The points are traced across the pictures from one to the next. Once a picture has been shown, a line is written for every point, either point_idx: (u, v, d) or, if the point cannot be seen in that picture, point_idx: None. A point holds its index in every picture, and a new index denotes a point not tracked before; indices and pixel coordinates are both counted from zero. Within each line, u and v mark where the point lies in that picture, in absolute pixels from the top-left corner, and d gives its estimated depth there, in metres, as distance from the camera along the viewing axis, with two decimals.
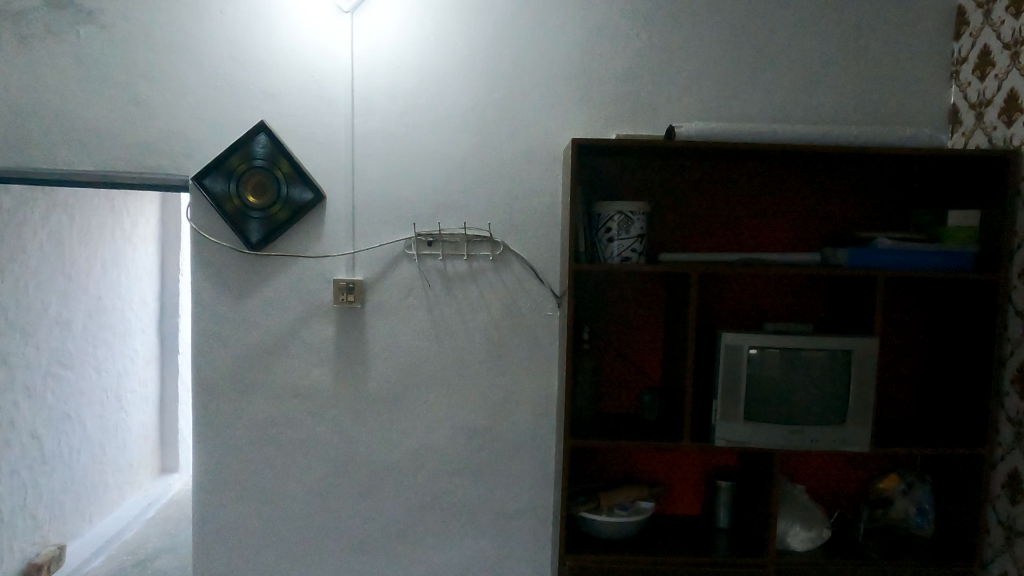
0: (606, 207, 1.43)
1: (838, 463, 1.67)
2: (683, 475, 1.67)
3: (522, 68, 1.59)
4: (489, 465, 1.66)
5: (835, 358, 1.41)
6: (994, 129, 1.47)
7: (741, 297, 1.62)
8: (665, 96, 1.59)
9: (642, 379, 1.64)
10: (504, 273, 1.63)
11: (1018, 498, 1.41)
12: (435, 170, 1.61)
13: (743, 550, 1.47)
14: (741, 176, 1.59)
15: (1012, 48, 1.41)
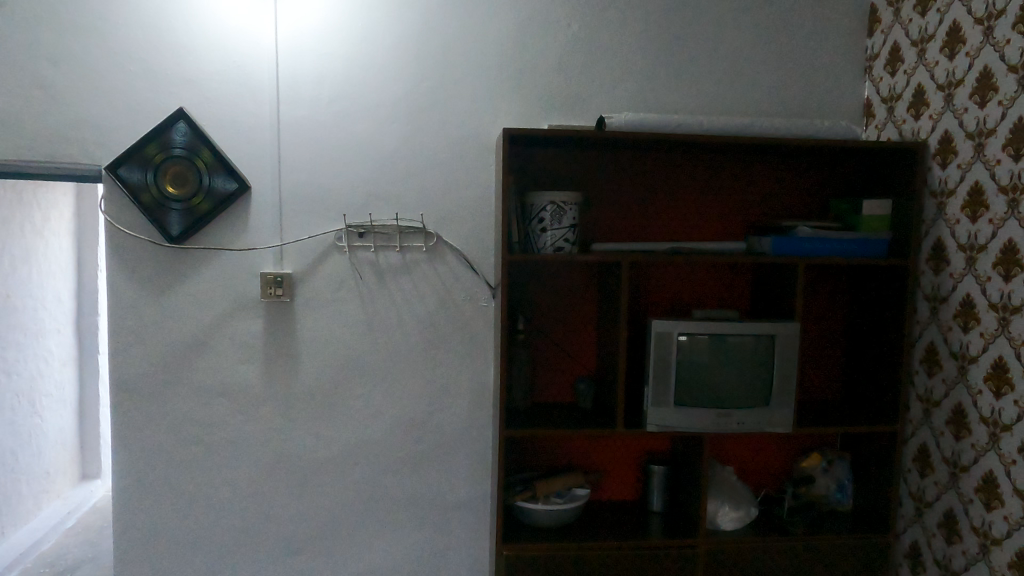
0: (538, 197, 1.43)
1: (765, 445, 1.73)
2: (618, 461, 1.70)
3: (453, 57, 1.57)
4: (426, 458, 1.65)
5: (760, 343, 1.46)
6: (904, 122, 1.55)
7: (671, 285, 1.65)
8: (596, 87, 1.61)
9: (576, 368, 1.65)
10: (437, 265, 1.61)
11: (926, 471, 1.49)
12: (366, 159, 1.58)
13: (676, 532, 1.51)
14: (670, 166, 1.62)
15: (919, 45, 1.49)
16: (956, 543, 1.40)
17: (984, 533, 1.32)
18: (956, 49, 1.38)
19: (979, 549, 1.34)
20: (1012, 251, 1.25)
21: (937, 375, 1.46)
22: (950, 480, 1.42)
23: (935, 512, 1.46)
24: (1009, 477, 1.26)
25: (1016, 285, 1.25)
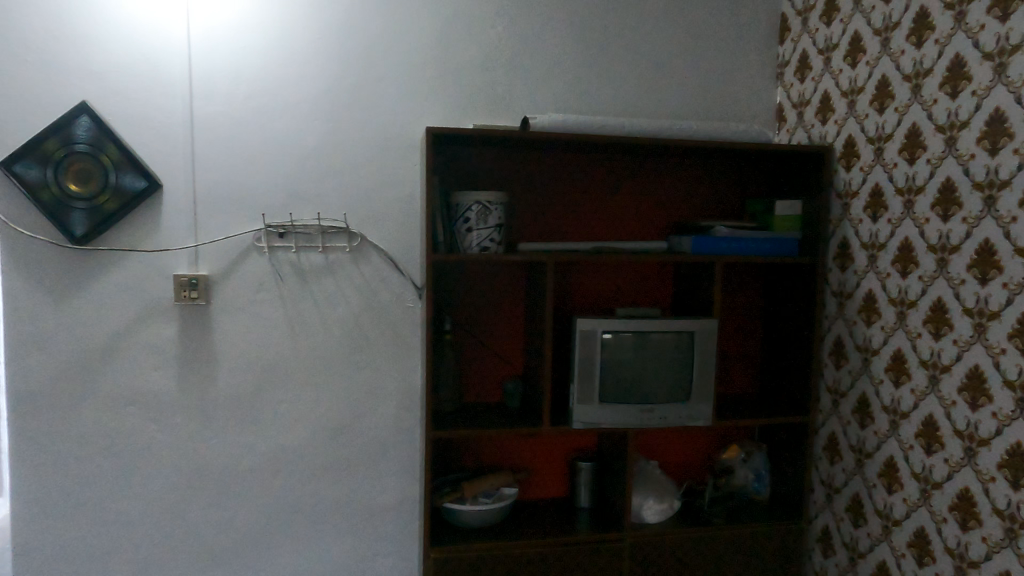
0: (464, 196, 1.43)
1: (687, 439, 1.77)
2: (547, 459, 1.71)
3: (377, 54, 1.55)
4: (352, 462, 1.61)
5: (681, 340, 1.50)
6: (812, 126, 1.63)
7: (596, 284, 1.68)
8: (521, 89, 1.62)
9: (504, 367, 1.66)
10: (362, 265, 1.58)
11: (835, 458, 1.57)
12: (286, 157, 1.53)
13: (603, 527, 1.54)
14: (596, 166, 1.65)
15: (826, 53, 1.58)
16: (862, 526, 1.48)
17: (886, 515, 1.41)
18: (858, 59, 1.48)
19: (882, 530, 1.42)
20: (909, 249, 1.34)
21: (844, 367, 1.54)
22: (856, 466, 1.50)
23: (843, 498, 1.54)
24: (908, 461, 1.35)
25: (912, 281, 1.34)
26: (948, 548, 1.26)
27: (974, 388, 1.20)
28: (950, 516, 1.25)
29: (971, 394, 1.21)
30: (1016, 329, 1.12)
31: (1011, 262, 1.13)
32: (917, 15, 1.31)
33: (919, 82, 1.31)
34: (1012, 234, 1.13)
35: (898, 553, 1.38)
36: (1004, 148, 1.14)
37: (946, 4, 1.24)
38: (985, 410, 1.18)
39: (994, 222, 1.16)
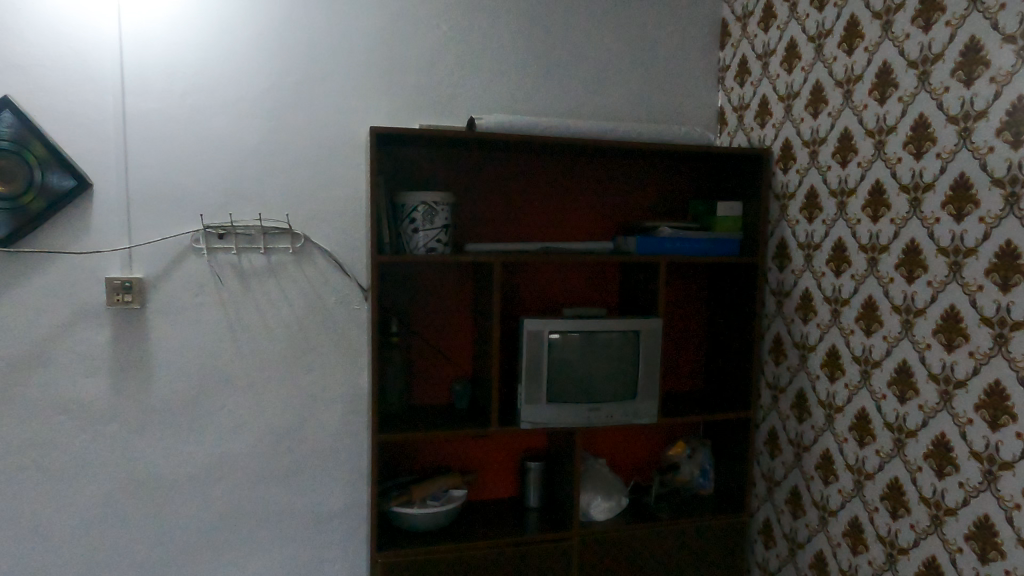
0: (410, 197, 1.42)
1: (634, 437, 1.79)
2: (496, 459, 1.71)
3: (319, 52, 1.52)
4: (297, 468, 1.58)
5: (627, 339, 1.52)
6: (752, 130, 1.68)
7: (544, 284, 1.68)
8: (467, 89, 1.61)
9: (453, 368, 1.65)
10: (305, 267, 1.55)
11: (775, 452, 1.61)
12: (225, 156, 1.49)
13: (552, 526, 1.54)
14: (543, 167, 1.65)
15: (763, 59, 1.63)
16: (801, 517, 1.53)
17: (823, 506, 1.46)
18: (794, 64, 1.53)
19: (820, 520, 1.47)
20: (841, 249, 1.40)
21: (783, 363, 1.58)
22: (795, 460, 1.54)
23: (782, 490, 1.58)
24: (842, 454, 1.40)
25: (845, 280, 1.39)
26: (880, 536, 1.31)
27: (902, 382, 1.26)
28: (882, 505, 1.31)
29: (899, 388, 1.26)
30: (939, 325, 1.18)
31: (934, 262, 1.19)
32: (847, 23, 1.37)
33: (850, 88, 1.37)
34: (935, 235, 1.19)
35: (834, 542, 1.43)
36: (927, 152, 1.20)
37: (874, 13, 1.30)
38: (912, 404, 1.24)
39: (919, 223, 1.22)
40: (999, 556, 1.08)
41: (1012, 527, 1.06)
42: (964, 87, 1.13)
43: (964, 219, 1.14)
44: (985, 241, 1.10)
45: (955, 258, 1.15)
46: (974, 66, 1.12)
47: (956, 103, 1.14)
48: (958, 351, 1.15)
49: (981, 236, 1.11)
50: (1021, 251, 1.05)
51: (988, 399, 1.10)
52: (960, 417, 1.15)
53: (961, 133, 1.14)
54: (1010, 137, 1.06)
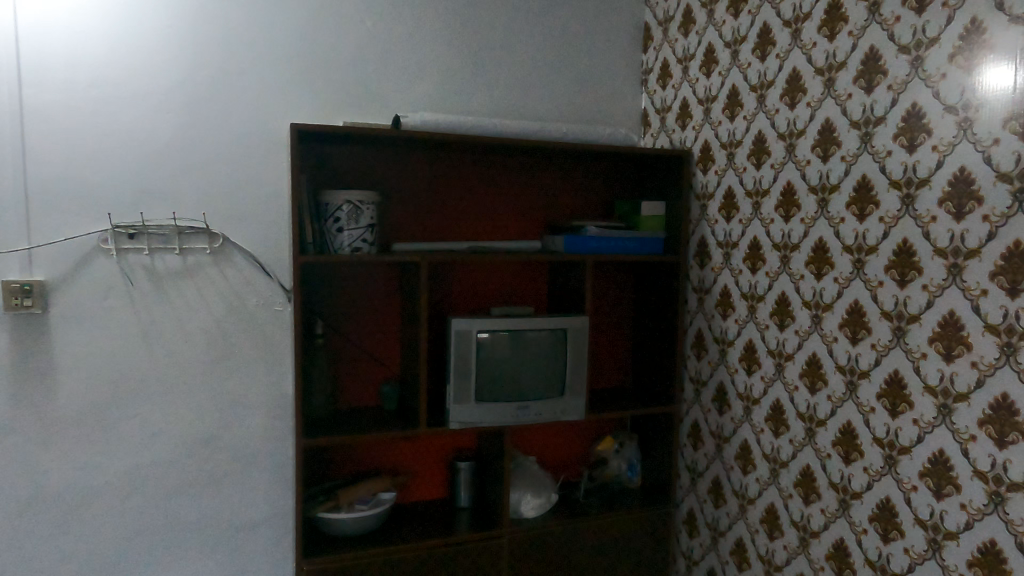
0: (334, 196, 1.39)
1: (564, 434, 1.81)
2: (426, 460, 1.69)
3: (237, 45, 1.46)
4: (217, 476, 1.52)
5: (555, 337, 1.54)
6: (674, 131, 1.73)
7: (473, 284, 1.68)
8: (392, 86, 1.59)
9: (381, 370, 1.63)
10: (224, 268, 1.49)
11: (697, 444, 1.67)
12: (135, 152, 1.41)
13: (482, 525, 1.55)
14: (472, 166, 1.65)
15: (684, 63, 1.68)
16: (722, 506, 1.58)
17: (742, 494, 1.51)
18: (712, 69, 1.59)
19: (739, 508, 1.53)
20: (757, 247, 1.46)
21: (704, 358, 1.64)
22: (716, 451, 1.60)
23: (705, 481, 1.64)
24: (759, 444, 1.46)
25: (760, 277, 1.45)
26: (794, 521, 1.37)
27: (812, 373, 1.33)
28: (795, 491, 1.37)
29: (810, 379, 1.33)
30: (845, 319, 1.25)
31: (840, 259, 1.26)
32: (761, 31, 1.44)
33: (763, 93, 1.43)
34: (840, 234, 1.26)
35: (752, 529, 1.49)
36: (833, 155, 1.27)
37: (784, 21, 1.38)
38: (821, 394, 1.30)
39: (827, 222, 1.29)
40: (899, 535, 1.16)
41: (910, 507, 1.14)
42: (865, 94, 1.21)
43: (866, 218, 1.21)
44: (885, 240, 1.17)
45: (859, 256, 1.22)
46: (874, 75, 1.19)
47: (858, 109, 1.22)
48: (862, 343, 1.22)
49: (880, 235, 1.18)
50: (915, 249, 1.12)
51: (888, 388, 1.17)
52: (864, 406, 1.22)
53: (863, 138, 1.21)
54: (905, 142, 1.13)
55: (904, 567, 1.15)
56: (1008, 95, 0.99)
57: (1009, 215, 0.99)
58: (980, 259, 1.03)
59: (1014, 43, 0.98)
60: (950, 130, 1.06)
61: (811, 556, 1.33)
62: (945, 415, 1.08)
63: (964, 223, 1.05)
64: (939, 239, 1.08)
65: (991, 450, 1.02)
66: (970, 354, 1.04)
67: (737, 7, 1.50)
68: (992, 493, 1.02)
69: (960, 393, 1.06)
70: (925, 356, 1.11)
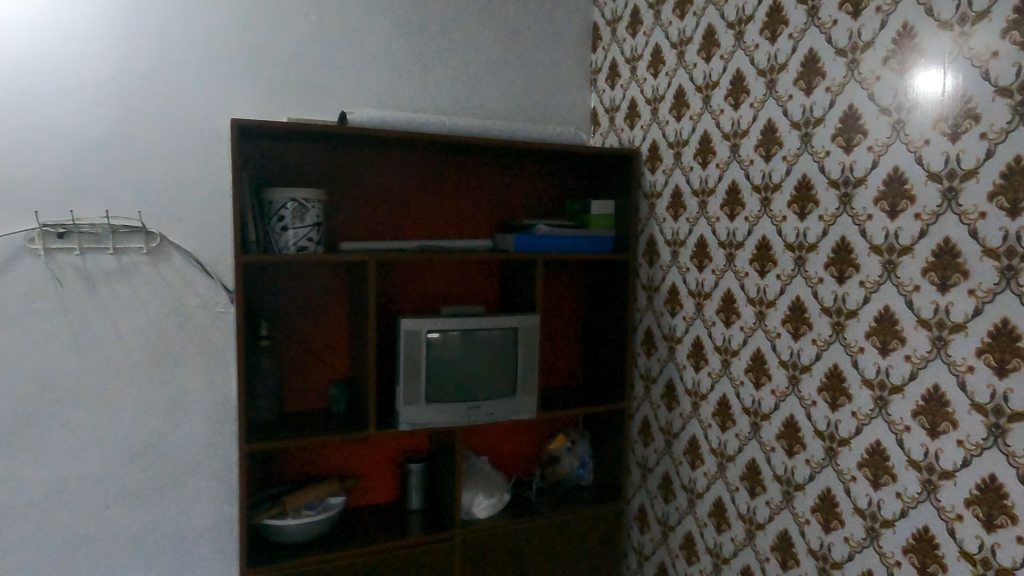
0: (278, 194, 1.35)
1: (516, 433, 1.81)
2: (375, 463, 1.66)
3: (174, 37, 1.41)
4: (156, 485, 1.46)
5: (506, 336, 1.53)
6: (622, 130, 1.74)
7: (423, 283, 1.66)
8: (338, 82, 1.56)
9: (329, 372, 1.59)
10: (161, 268, 1.44)
11: (648, 441, 1.68)
12: (64, 147, 1.34)
13: (433, 527, 1.53)
14: (420, 164, 1.63)
15: (632, 63, 1.70)
16: (672, 501, 1.60)
17: (690, 489, 1.54)
18: (659, 69, 1.60)
19: (688, 503, 1.55)
20: (703, 245, 1.48)
21: (654, 355, 1.65)
22: (665, 446, 1.62)
23: (655, 477, 1.66)
24: (707, 439, 1.49)
25: (707, 275, 1.47)
26: (741, 513, 1.40)
27: (757, 368, 1.35)
28: (741, 485, 1.40)
29: (755, 374, 1.36)
30: (787, 315, 1.28)
31: (782, 257, 1.29)
32: (705, 32, 1.46)
33: (708, 93, 1.46)
34: (783, 232, 1.29)
35: (701, 523, 1.51)
36: (775, 155, 1.30)
37: (728, 23, 1.40)
38: (765, 388, 1.33)
39: (769, 221, 1.31)
40: (839, 524, 1.19)
41: (849, 497, 1.17)
42: (805, 95, 1.24)
43: (807, 217, 1.24)
44: (825, 238, 1.20)
45: (800, 253, 1.25)
46: (813, 77, 1.22)
47: (798, 110, 1.25)
48: (803, 339, 1.25)
49: (820, 233, 1.21)
50: (853, 246, 1.15)
51: (829, 381, 1.20)
52: (806, 400, 1.25)
53: (803, 138, 1.24)
54: (843, 142, 1.17)
55: (844, 555, 1.19)
56: (937, 98, 1.02)
57: (939, 213, 1.02)
58: (912, 256, 1.06)
59: (942, 48, 1.02)
60: (884, 131, 1.10)
61: (757, 548, 1.36)
62: (881, 407, 1.12)
63: (898, 221, 1.08)
64: (875, 237, 1.12)
65: (924, 440, 1.05)
66: (904, 348, 1.08)
67: (683, 8, 1.52)
68: (925, 481, 1.05)
69: (895, 385, 1.09)
70: (862, 351, 1.14)
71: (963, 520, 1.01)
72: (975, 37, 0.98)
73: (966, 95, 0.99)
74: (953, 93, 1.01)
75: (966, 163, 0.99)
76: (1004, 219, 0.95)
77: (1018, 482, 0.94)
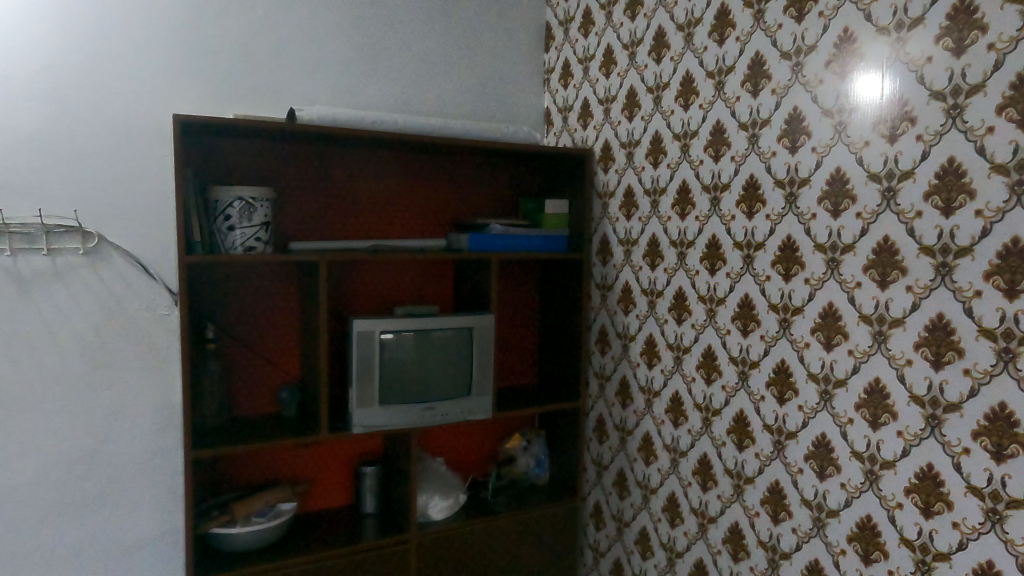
0: (223, 192, 1.31)
1: (472, 433, 1.80)
2: (328, 467, 1.63)
3: (111, 29, 1.35)
4: (96, 497, 1.40)
5: (460, 336, 1.52)
6: (575, 130, 1.75)
7: (375, 284, 1.64)
8: (287, 77, 1.52)
9: (279, 375, 1.55)
10: (100, 269, 1.38)
11: (602, 439, 1.70)
12: None
13: (388, 530, 1.51)
14: (372, 163, 1.61)
15: (584, 63, 1.71)
16: (626, 497, 1.62)
17: (644, 485, 1.56)
18: (611, 70, 1.62)
19: (642, 499, 1.57)
20: (655, 244, 1.50)
21: (608, 353, 1.67)
22: (620, 443, 1.63)
23: (610, 474, 1.67)
24: (660, 435, 1.51)
25: (659, 273, 1.49)
26: (693, 508, 1.42)
27: (708, 365, 1.38)
28: (694, 480, 1.42)
29: (706, 371, 1.39)
30: (737, 312, 1.31)
31: (731, 255, 1.31)
32: (656, 34, 1.48)
33: (659, 94, 1.48)
34: (731, 231, 1.31)
35: (654, 518, 1.53)
36: (724, 155, 1.32)
37: (677, 26, 1.42)
38: (716, 384, 1.36)
39: (718, 220, 1.34)
40: (787, 515, 1.23)
41: (796, 489, 1.21)
42: (751, 97, 1.26)
43: (754, 216, 1.27)
44: (771, 236, 1.23)
45: (748, 252, 1.28)
46: (759, 79, 1.25)
47: (745, 111, 1.28)
48: (752, 335, 1.28)
49: (767, 232, 1.24)
50: (798, 244, 1.19)
51: (777, 376, 1.23)
52: (755, 395, 1.28)
53: (750, 139, 1.27)
54: (788, 143, 1.20)
55: (792, 546, 1.22)
56: (876, 101, 1.06)
57: (879, 212, 1.06)
58: (854, 254, 1.10)
59: (881, 53, 1.06)
60: (827, 132, 1.13)
61: (709, 541, 1.39)
62: (826, 401, 1.15)
63: (840, 220, 1.11)
64: (819, 236, 1.15)
65: (866, 431, 1.09)
66: (847, 343, 1.11)
67: (634, 9, 1.54)
68: (867, 471, 1.09)
69: (839, 379, 1.13)
70: (808, 346, 1.18)
71: (903, 508, 1.04)
72: (911, 43, 1.02)
73: (903, 99, 1.03)
74: (891, 97, 1.04)
75: (903, 164, 1.03)
76: (939, 218, 0.99)
77: (953, 470, 0.98)
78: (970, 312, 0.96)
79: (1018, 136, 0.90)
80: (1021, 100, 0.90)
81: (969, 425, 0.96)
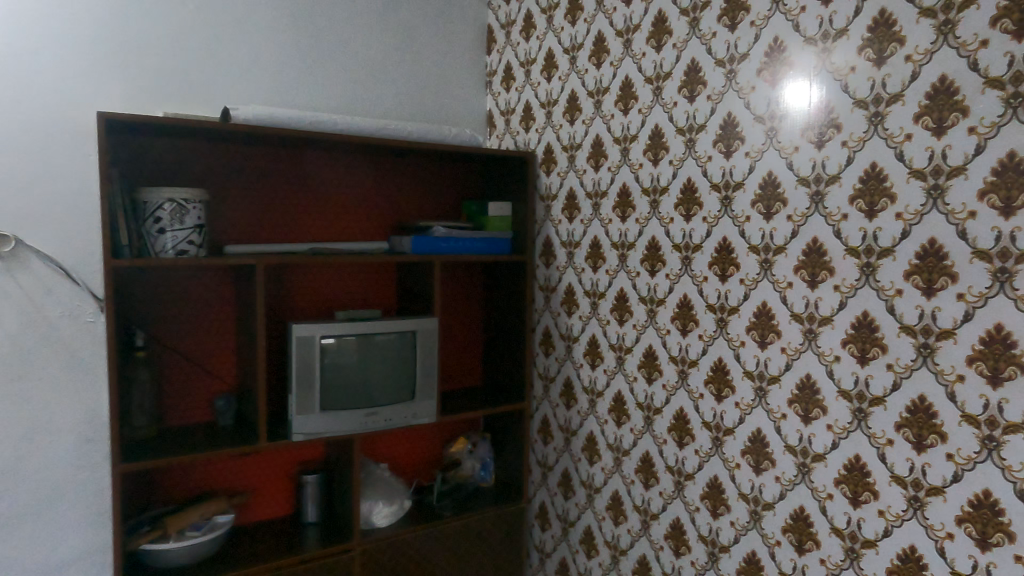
0: (153, 194, 1.25)
1: (416, 438, 1.78)
2: (267, 477, 1.59)
3: (29, 19, 1.28)
4: (15, 516, 1.32)
5: (403, 340, 1.50)
6: (517, 133, 1.76)
7: (315, 288, 1.60)
8: (220, 75, 1.48)
9: (214, 383, 1.50)
10: (18, 274, 1.30)
11: (547, 439, 1.71)
12: None
13: (330, 539, 1.48)
14: (311, 164, 1.57)
15: (526, 66, 1.72)
16: (571, 497, 1.63)
17: (589, 484, 1.57)
18: (552, 73, 1.63)
19: (587, 498, 1.58)
20: (597, 247, 1.52)
21: (552, 354, 1.68)
22: (564, 444, 1.65)
23: (554, 474, 1.68)
24: (603, 435, 1.53)
25: (601, 275, 1.51)
26: (637, 505, 1.45)
27: (649, 365, 1.41)
28: (636, 477, 1.45)
29: (647, 370, 1.41)
30: (676, 312, 1.34)
31: (670, 256, 1.34)
32: (596, 39, 1.50)
33: (599, 98, 1.50)
34: (670, 233, 1.34)
35: (599, 517, 1.55)
36: (662, 159, 1.35)
37: (617, 31, 1.45)
38: (657, 383, 1.39)
39: (658, 222, 1.37)
40: (726, 509, 1.26)
41: (734, 483, 1.24)
42: (688, 103, 1.30)
43: (692, 218, 1.30)
44: (708, 238, 1.27)
45: (686, 253, 1.31)
46: (695, 85, 1.28)
47: (682, 116, 1.31)
48: (691, 335, 1.31)
49: (704, 234, 1.27)
50: (733, 246, 1.22)
51: (714, 374, 1.27)
52: (694, 393, 1.31)
53: (687, 143, 1.30)
54: (723, 148, 1.24)
55: (731, 539, 1.25)
56: (805, 108, 1.10)
57: (808, 215, 1.10)
58: (786, 255, 1.14)
59: (808, 62, 1.10)
60: (759, 138, 1.17)
61: (652, 538, 1.41)
62: (761, 397, 1.19)
63: (773, 222, 1.16)
64: (753, 238, 1.19)
65: (798, 426, 1.13)
66: (780, 341, 1.15)
67: (575, 15, 1.56)
68: (800, 464, 1.13)
69: (773, 375, 1.17)
70: (744, 344, 1.21)
71: (833, 498, 1.09)
72: (835, 53, 1.06)
73: (829, 106, 1.07)
74: (818, 104, 1.09)
75: (830, 168, 1.07)
76: (863, 220, 1.03)
77: (878, 461, 1.03)
78: (892, 309, 1.00)
79: (933, 144, 0.95)
80: (935, 110, 0.95)
81: (892, 418, 1.01)
